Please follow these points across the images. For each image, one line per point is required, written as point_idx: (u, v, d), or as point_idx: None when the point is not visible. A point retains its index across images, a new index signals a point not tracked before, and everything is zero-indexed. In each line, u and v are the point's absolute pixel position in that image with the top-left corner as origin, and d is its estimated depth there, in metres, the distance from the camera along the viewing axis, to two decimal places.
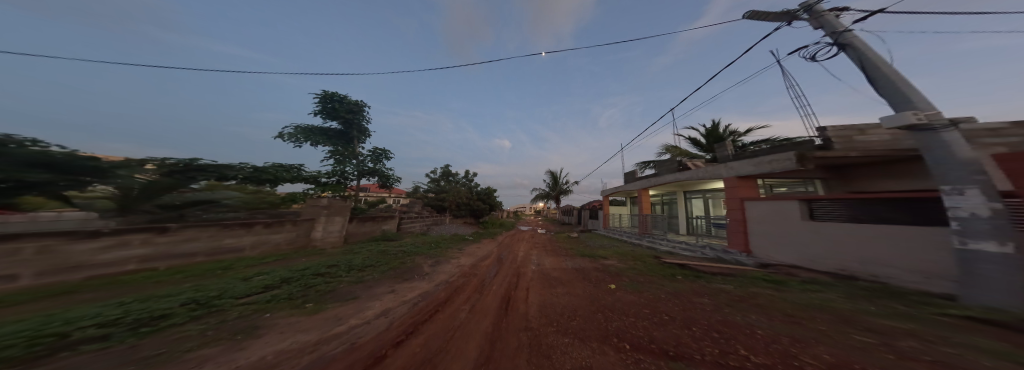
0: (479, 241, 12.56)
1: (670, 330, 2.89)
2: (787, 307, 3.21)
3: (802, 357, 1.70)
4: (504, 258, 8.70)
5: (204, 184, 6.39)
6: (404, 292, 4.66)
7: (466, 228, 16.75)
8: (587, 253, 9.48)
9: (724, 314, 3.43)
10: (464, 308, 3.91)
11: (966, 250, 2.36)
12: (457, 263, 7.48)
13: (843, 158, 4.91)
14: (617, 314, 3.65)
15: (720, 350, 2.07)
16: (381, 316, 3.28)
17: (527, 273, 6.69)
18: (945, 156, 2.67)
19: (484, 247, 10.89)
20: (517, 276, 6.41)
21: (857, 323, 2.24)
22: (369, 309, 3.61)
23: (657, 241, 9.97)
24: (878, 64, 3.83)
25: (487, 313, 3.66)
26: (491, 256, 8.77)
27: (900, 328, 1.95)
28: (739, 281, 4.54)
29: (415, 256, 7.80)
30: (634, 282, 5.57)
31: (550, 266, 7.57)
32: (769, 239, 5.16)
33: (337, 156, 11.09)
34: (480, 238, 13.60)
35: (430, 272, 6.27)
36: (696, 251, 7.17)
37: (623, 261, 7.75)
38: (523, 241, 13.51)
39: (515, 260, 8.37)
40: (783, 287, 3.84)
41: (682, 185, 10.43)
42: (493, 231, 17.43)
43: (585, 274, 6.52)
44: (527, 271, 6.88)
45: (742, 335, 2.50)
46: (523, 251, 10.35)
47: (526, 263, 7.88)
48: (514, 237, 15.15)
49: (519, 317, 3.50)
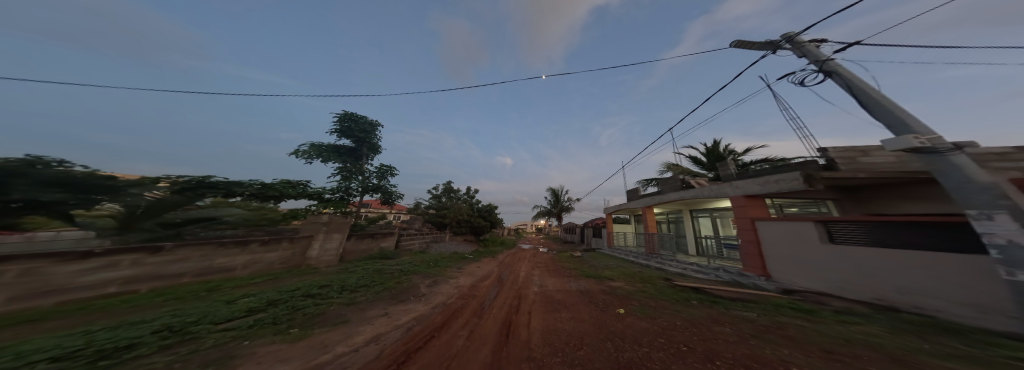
0: (479, 260, 12.16)
1: (690, 362, 2.61)
2: (824, 342, 2.91)
3: None
4: (505, 278, 8.32)
5: (210, 201, 6.43)
6: (399, 315, 4.37)
7: (466, 246, 16.31)
8: (593, 274, 9.04)
9: (749, 346, 3.12)
10: (462, 334, 3.63)
11: (1016, 282, 2.17)
12: (456, 283, 7.13)
13: (850, 179, 4.82)
14: (632, 344, 3.36)
15: None
16: (371, 343, 3.02)
17: (531, 296, 6.26)
18: (962, 180, 2.57)
19: (483, 266, 10.49)
20: (519, 298, 6.11)
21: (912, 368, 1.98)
22: (358, 335, 3.33)
23: (665, 262, 9.58)
24: (866, 89, 3.96)
25: (485, 340, 3.37)
26: (492, 276, 8.40)
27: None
28: (763, 308, 4.21)
29: (412, 276, 7.47)
30: (647, 307, 5.21)
31: (553, 287, 7.21)
32: (787, 262, 4.90)
33: (344, 172, 11.25)
34: (480, 257, 13.15)
35: (427, 292, 5.95)
36: (710, 274, 6.82)
37: (632, 283, 7.36)
38: (524, 260, 13.06)
39: (516, 280, 8.00)
40: (815, 317, 3.53)
41: (687, 204, 10.28)
42: (493, 249, 17.04)
43: (592, 297, 6.17)
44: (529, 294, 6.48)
45: None
46: (525, 270, 9.98)
47: (528, 284, 7.53)
48: (516, 256, 14.61)
49: (520, 345, 3.19)
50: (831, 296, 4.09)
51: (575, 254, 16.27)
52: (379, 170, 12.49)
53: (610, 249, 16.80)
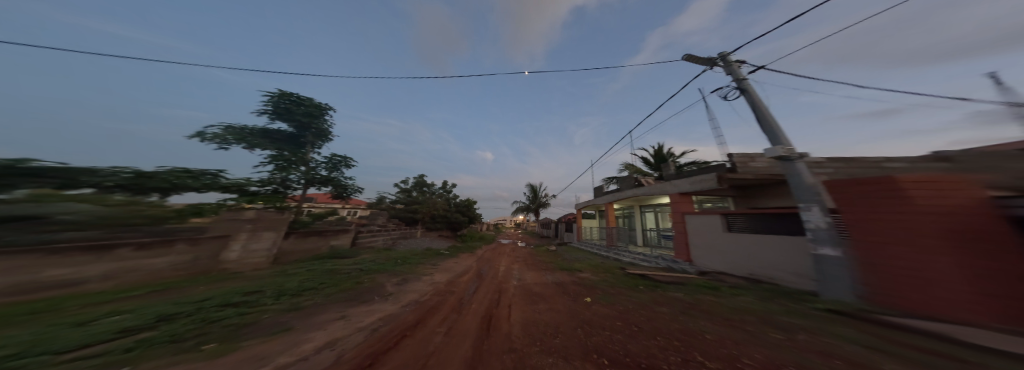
0: (456, 255, 11.83)
1: (643, 341, 2.97)
2: (724, 312, 3.58)
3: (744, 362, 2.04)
4: (484, 273, 8.27)
5: (28, 193, 3.70)
6: (360, 317, 4.05)
7: (441, 242, 15.76)
8: (566, 266, 9.52)
9: (681, 322, 3.67)
10: (440, 331, 3.53)
11: (818, 254, 3.39)
12: (431, 280, 6.88)
13: (743, 180, 5.88)
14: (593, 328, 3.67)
15: (682, 359, 2.24)
16: (324, 349, 2.73)
17: (504, 290, 6.34)
18: (800, 181, 3.46)
19: (462, 262, 10.31)
20: (500, 292, 6.15)
21: (776, 327, 2.58)
22: (307, 342, 3.00)
23: (621, 252, 10.63)
24: (761, 105, 4.88)
25: (466, 335, 3.35)
26: (471, 272, 8.28)
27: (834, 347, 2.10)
28: (688, 288, 4.98)
29: (376, 275, 6.98)
30: (609, 294, 5.71)
31: (532, 280, 7.40)
32: (703, 249, 5.86)
33: (281, 161, 9.78)
34: (457, 252, 12.80)
35: (395, 291, 5.63)
36: (652, 261, 7.77)
37: (597, 273, 7.96)
38: (504, 255, 13.11)
39: (497, 275, 8.04)
40: (719, 292, 4.33)
41: (640, 200, 11.48)
42: (470, 244, 16.76)
43: (564, 288, 6.55)
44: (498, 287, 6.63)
45: (698, 342, 2.71)
46: (506, 265, 10.08)
47: (509, 278, 7.62)
48: (496, 250, 14.64)
49: (502, 337, 3.26)
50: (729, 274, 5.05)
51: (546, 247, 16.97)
52: (329, 160, 11.19)
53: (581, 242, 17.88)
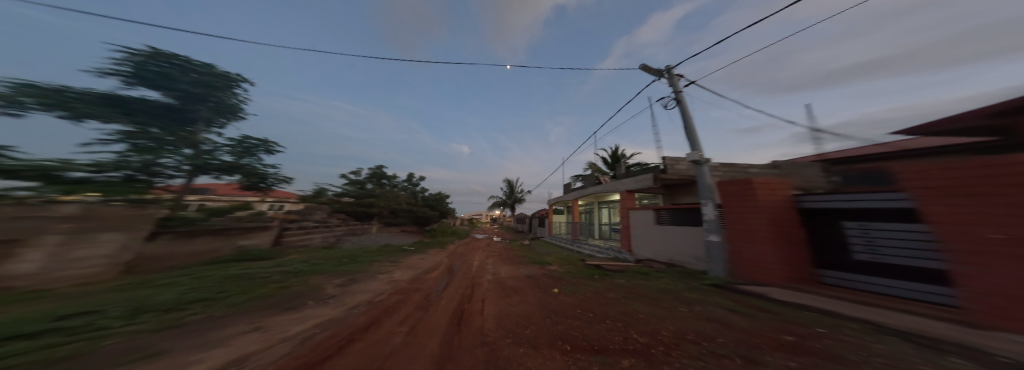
0: (422, 251, 11.17)
1: (595, 323, 3.17)
2: (652, 294, 4.05)
3: (659, 339, 2.50)
4: (455, 267, 7.78)
5: None
6: (286, 326, 2.60)
7: (406, 238, 14.76)
8: (537, 260, 9.77)
9: (622, 304, 4.06)
10: (401, 330, 2.50)
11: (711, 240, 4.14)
12: (388, 279, 6.09)
13: (673, 179, 6.76)
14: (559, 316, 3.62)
15: (625, 338, 2.47)
16: None
17: (470, 282, 6.07)
18: (704, 182, 4.09)
19: (430, 257, 9.77)
20: (472, 286, 5.58)
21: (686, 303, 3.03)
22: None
23: (581, 245, 11.35)
24: (688, 115, 5.60)
25: (435, 333, 2.50)
26: (441, 267, 7.69)
27: (742, 329, 2.41)
28: (628, 275, 5.53)
29: (314, 278, 6.08)
30: (569, 284, 5.95)
31: (507, 274, 7.15)
32: (640, 239, 6.62)
33: (155, 141, 5.96)
34: (422, 248, 12.08)
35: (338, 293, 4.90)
36: (604, 252, 8.47)
37: (563, 266, 8.21)
38: (478, 249, 12.83)
39: (470, 269, 7.27)
40: (650, 277, 4.89)
41: (598, 197, 12.39)
42: (441, 240, 16.02)
43: (535, 280, 6.53)
44: (469, 281, 6.20)
45: (637, 321, 3.03)
46: (479, 259, 9.79)
47: (483, 273, 7.10)
48: (470, 245, 14.32)
49: (474, 332, 2.67)
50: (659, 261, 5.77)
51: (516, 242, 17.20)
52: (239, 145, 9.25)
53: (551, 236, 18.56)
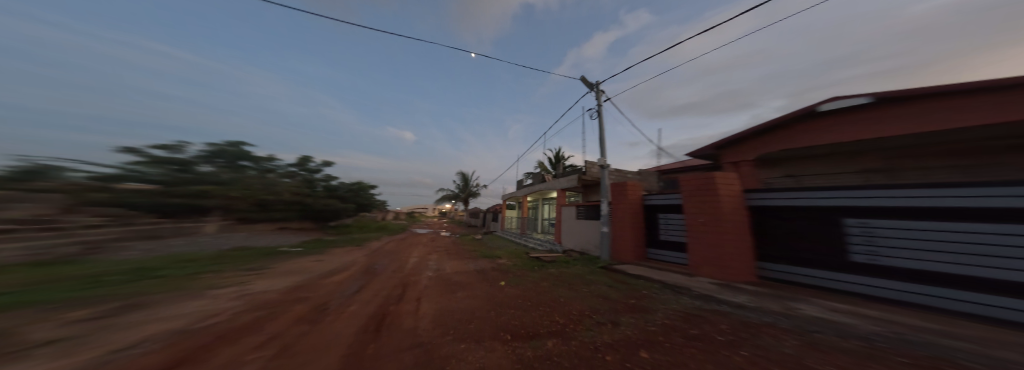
0: (348, 250, 9.50)
1: (529, 307, 3.18)
2: (572, 279, 4.57)
3: (566, 314, 2.87)
4: (384, 266, 6.75)
5: None
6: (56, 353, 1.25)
7: (330, 235, 12.26)
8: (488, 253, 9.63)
9: (546, 286, 4.39)
10: (289, 342, 1.54)
11: None
12: (280, 280, 4.46)
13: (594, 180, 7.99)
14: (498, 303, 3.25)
15: (552, 321, 2.58)
16: None
17: (398, 281, 5.04)
18: None
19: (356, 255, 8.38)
20: (404, 286, 4.50)
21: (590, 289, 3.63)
22: None
23: (527, 239, 12.04)
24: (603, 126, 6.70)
25: (347, 342, 1.64)
26: (363, 266, 6.57)
27: (616, 301, 3.10)
28: (558, 263, 6.14)
29: (146, 276, 3.98)
30: (509, 272, 5.86)
31: (450, 270, 6.27)
32: (569, 233, 7.58)
33: None
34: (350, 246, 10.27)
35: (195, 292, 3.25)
36: (544, 245, 9.24)
37: (511, 259, 8.26)
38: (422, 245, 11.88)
39: (403, 269, 6.39)
40: (573, 265, 5.59)
41: (542, 194, 13.47)
42: (379, 237, 14.06)
43: (485, 275, 5.55)
44: (392, 283, 4.82)
45: (557, 303, 3.34)
46: (421, 256, 8.96)
47: (421, 270, 6.23)
48: (414, 242, 13.10)
49: (405, 331, 1.97)
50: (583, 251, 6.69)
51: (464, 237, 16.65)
52: None
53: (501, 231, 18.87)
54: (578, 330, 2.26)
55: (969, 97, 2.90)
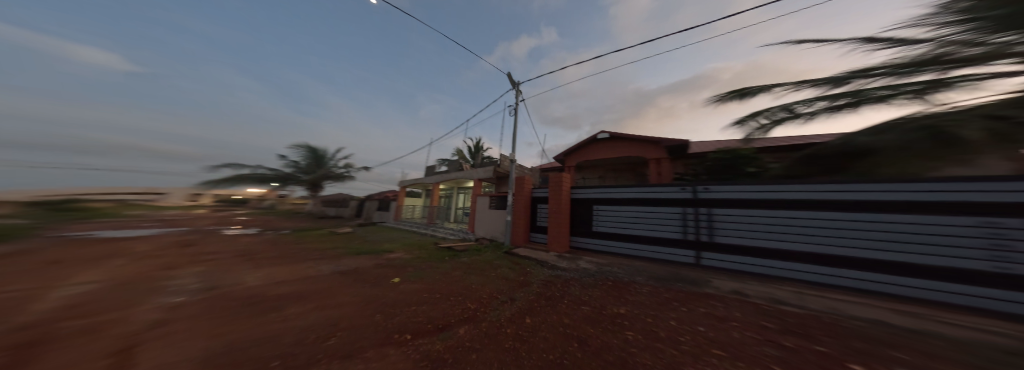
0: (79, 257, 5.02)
1: (426, 296, 2.89)
2: (484, 265, 4.87)
3: (472, 301, 2.83)
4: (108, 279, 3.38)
5: None
6: None
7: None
8: (365, 249, 7.12)
9: (449, 274, 4.26)
10: None
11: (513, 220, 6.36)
12: None
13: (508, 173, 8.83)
14: (378, 298, 2.71)
15: (460, 308, 2.50)
16: None
17: (194, 287, 3.07)
18: None
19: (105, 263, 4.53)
20: (206, 298, 2.65)
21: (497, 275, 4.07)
22: None
23: (436, 229, 11.44)
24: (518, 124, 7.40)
25: None
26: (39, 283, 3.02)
27: (517, 282, 3.58)
28: (471, 252, 6.25)
29: None
30: (405, 264, 5.19)
31: (297, 269, 4.30)
32: (482, 223, 8.05)
33: None
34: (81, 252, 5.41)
35: None
36: (456, 234, 9.24)
37: (409, 251, 6.92)
38: (275, 242, 8.25)
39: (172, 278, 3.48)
40: (486, 252, 5.98)
41: (457, 183, 13.22)
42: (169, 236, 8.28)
43: (359, 275, 4.06)
44: (162, 296, 2.70)
45: (464, 289, 3.33)
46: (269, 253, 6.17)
47: (211, 280, 3.51)
48: (256, 239, 8.81)
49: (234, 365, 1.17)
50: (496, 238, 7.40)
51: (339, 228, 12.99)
52: None
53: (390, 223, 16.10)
54: (487, 316, 2.28)
55: (654, 146, 7.57)
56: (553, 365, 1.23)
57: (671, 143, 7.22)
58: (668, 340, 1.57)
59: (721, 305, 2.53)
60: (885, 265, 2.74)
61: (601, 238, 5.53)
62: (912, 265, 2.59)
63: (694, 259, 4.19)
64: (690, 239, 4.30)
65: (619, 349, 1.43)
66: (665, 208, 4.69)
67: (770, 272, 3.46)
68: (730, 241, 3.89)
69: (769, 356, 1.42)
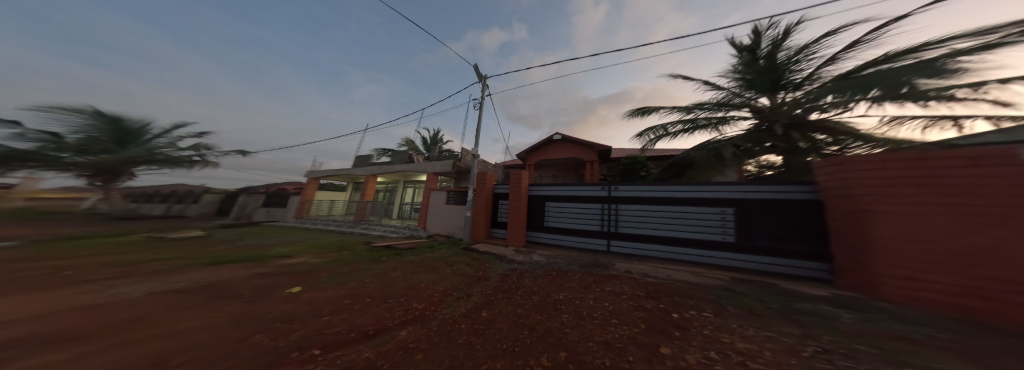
0: None
1: (356, 301, 2.54)
2: (435, 262, 4.65)
3: (415, 300, 2.66)
4: None
5: None
6: None
7: None
8: (241, 258, 4.92)
9: (392, 274, 3.88)
10: None
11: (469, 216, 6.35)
12: None
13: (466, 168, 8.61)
14: (278, 310, 2.13)
15: (401, 310, 2.31)
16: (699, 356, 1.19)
17: None
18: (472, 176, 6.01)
19: None
20: None
21: (448, 272, 3.98)
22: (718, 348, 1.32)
23: (372, 227, 9.98)
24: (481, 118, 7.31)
25: None
26: None
27: (468, 277, 3.60)
28: (420, 250, 5.75)
29: None
30: (316, 268, 4.22)
31: (135, 287, 2.91)
32: (435, 219, 7.67)
33: None
34: None
35: None
36: (400, 232, 8.42)
37: (319, 255, 5.35)
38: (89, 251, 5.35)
39: None
40: (438, 249, 5.73)
41: (404, 176, 12.01)
42: None
43: (238, 288, 2.92)
44: None
45: (409, 289, 3.11)
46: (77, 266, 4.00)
47: None
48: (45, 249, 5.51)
49: None
50: (450, 235, 7.20)
51: (204, 232, 9.30)
52: None
53: (296, 224, 12.65)
54: (430, 314, 2.20)
55: (591, 150, 8.57)
56: (499, 354, 1.27)
57: (602, 148, 8.24)
58: (589, 317, 1.84)
59: (635, 283, 3.14)
60: (707, 244, 4.13)
61: (541, 232, 6.08)
62: (714, 242, 4.07)
63: (607, 247, 5.11)
64: (605, 231, 5.17)
65: (557, 330, 1.59)
66: (588, 204, 5.48)
67: (652, 254, 4.59)
68: (629, 231, 4.91)
69: (656, 317, 1.87)
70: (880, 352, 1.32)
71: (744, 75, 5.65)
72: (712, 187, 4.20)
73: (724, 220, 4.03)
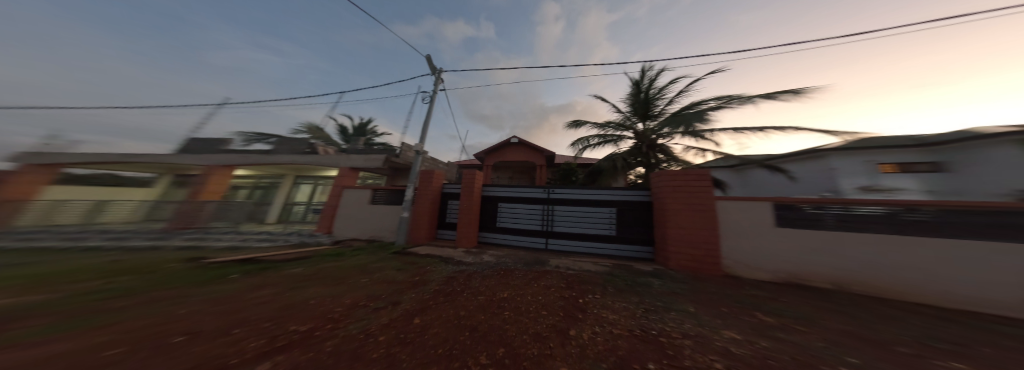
0: None
1: (174, 343, 1.59)
2: (337, 273, 3.59)
3: (299, 323, 1.98)
4: None
5: None
6: None
7: None
8: None
9: (258, 296, 2.69)
10: None
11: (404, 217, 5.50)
12: None
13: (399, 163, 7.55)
14: None
15: (272, 340, 1.66)
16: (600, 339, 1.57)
17: None
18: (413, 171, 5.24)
19: None
20: None
21: (363, 282, 3.22)
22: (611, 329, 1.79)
23: (214, 235, 6.62)
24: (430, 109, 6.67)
25: None
26: None
27: (391, 284, 3.10)
28: (311, 261, 4.27)
29: None
30: (24, 313, 2.18)
31: None
32: (348, 222, 6.23)
33: None
34: None
35: None
36: (277, 240, 6.12)
37: (61, 287, 2.94)
38: None
39: None
40: (343, 257, 4.50)
41: (296, 168, 8.98)
42: None
43: None
44: None
45: (291, 311, 2.27)
46: None
47: None
48: None
49: None
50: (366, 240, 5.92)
51: None
52: None
53: None
54: (328, 335, 1.72)
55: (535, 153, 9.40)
56: (436, 360, 1.22)
57: (547, 154, 9.23)
58: (523, 311, 2.08)
59: (556, 274, 3.78)
60: (606, 237, 5.59)
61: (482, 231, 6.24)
62: (610, 236, 5.55)
63: (539, 243, 5.95)
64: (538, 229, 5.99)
65: (497, 328, 1.70)
66: (526, 205, 6.08)
67: (571, 248, 5.75)
68: (557, 229, 5.91)
69: (570, 302, 2.36)
70: (679, 305, 2.28)
71: (632, 103, 8.02)
72: (613, 193, 5.66)
73: (609, 218, 5.63)
